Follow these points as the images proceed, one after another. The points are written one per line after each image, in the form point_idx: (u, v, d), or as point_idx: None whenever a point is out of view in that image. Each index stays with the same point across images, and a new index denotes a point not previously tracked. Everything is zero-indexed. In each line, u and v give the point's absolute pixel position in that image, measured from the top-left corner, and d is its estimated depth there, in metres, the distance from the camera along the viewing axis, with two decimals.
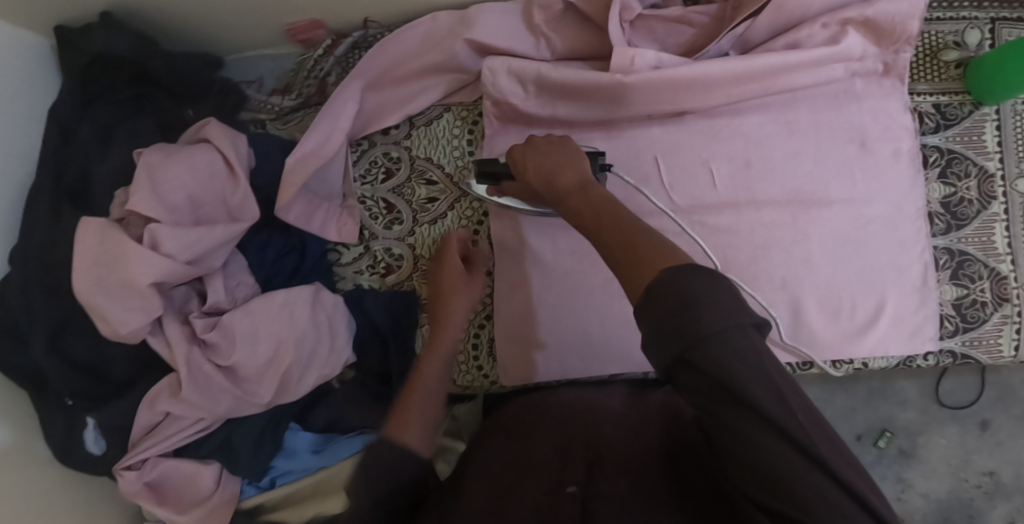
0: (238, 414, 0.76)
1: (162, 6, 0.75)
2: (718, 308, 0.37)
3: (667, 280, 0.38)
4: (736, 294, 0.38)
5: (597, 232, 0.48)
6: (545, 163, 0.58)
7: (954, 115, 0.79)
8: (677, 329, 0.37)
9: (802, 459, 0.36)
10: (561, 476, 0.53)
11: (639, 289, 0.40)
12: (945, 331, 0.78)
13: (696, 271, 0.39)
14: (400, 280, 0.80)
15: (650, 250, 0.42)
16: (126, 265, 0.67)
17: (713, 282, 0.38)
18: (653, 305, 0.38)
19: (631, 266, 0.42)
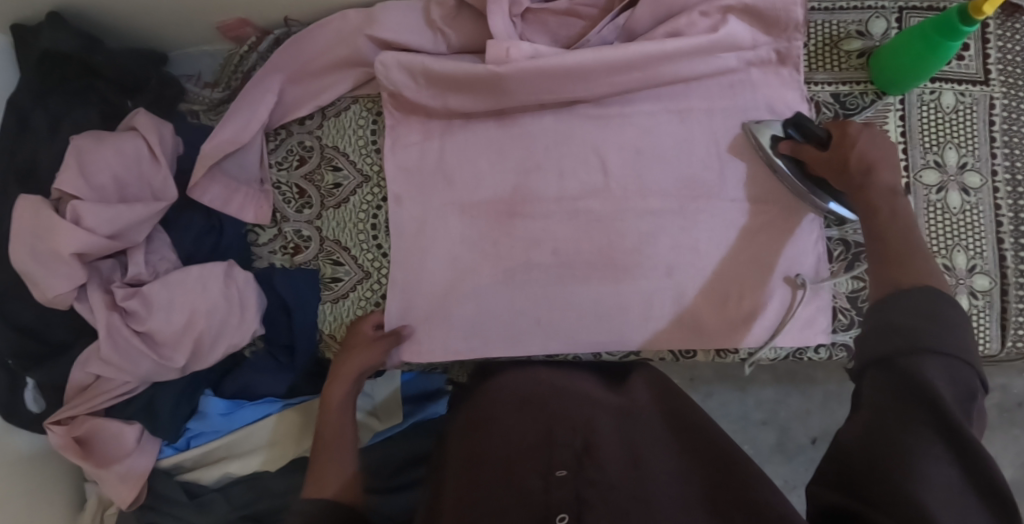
0: (157, 376, 0.84)
1: (102, 5, 0.83)
2: (908, 312, 0.51)
3: (940, 309, 0.50)
4: (955, 316, 0.50)
5: (879, 227, 0.61)
6: (873, 146, 0.65)
7: (854, 104, 0.77)
8: (912, 336, 0.48)
9: (945, 465, 0.42)
10: (550, 460, 0.57)
11: (882, 297, 0.55)
12: (839, 324, 0.77)
13: (935, 295, 0.52)
14: (307, 260, 0.85)
15: (915, 268, 0.55)
16: (54, 235, 0.75)
17: (938, 300, 0.51)
18: (896, 302, 0.52)
19: (916, 270, 0.55)
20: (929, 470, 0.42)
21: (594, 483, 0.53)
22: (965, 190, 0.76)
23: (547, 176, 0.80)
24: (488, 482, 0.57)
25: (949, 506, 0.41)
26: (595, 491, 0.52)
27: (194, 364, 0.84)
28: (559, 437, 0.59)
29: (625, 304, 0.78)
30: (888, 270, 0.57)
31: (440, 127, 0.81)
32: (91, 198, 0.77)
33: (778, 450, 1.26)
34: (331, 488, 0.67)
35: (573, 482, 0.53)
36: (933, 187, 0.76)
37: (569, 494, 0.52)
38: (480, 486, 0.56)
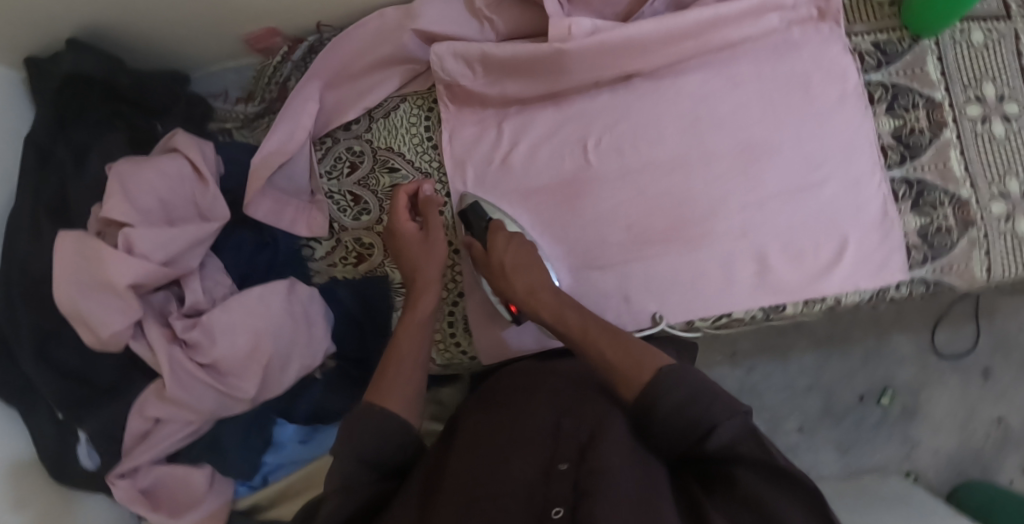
0: (224, 411, 0.78)
1: (125, 27, 0.80)
2: (673, 402, 0.55)
3: (651, 396, 0.56)
4: (709, 387, 0.56)
5: (579, 332, 0.65)
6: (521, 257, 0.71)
7: (894, 51, 0.80)
8: (692, 421, 0.54)
9: (746, 473, 0.53)
10: (552, 453, 0.56)
11: (636, 392, 0.58)
12: (914, 260, 0.79)
13: (684, 371, 0.57)
14: (373, 267, 0.82)
15: (644, 360, 0.60)
16: (105, 267, 0.70)
17: (689, 380, 0.56)
18: (647, 397, 0.57)
19: (631, 366, 0.60)
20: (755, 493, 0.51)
21: (591, 471, 0.52)
22: (1007, 119, 0.79)
23: (609, 152, 0.78)
24: (482, 466, 0.56)
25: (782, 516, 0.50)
26: (594, 477, 0.52)
27: (262, 392, 0.78)
28: (563, 427, 0.59)
29: (706, 271, 0.76)
30: (613, 373, 0.61)
31: (494, 115, 0.80)
32: (142, 224, 0.72)
33: (826, 413, 1.25)
34: (402, 400, 0.62)
35: (573, 473, 0.53)
36: (977, 119, 0.79)
37: (568, 487, 0.52)
38: (471, 466, 0.57)
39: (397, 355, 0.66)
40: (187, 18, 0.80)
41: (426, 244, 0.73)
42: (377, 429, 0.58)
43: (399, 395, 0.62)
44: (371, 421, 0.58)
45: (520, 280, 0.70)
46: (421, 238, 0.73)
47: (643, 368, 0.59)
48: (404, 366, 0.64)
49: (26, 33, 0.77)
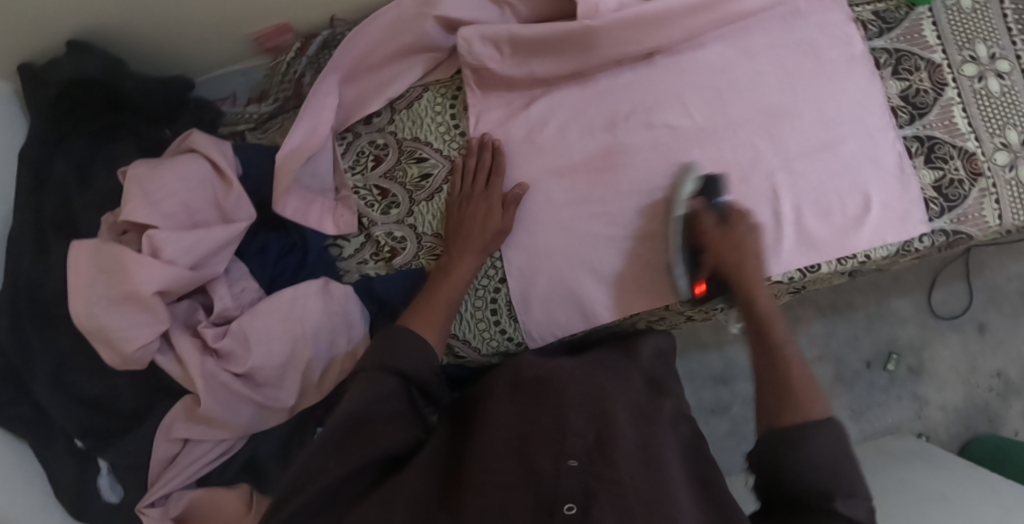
0: (260, 425, 0.74)
1: (130, 30, 0.76)
2: (825, 454, 0.55)
3: (807, 434, 0.56)
4: (851, 453, 0.56)
5: (777, 352, 0.65)
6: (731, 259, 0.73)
7: (892, 18, 0.85)
8: (836, 476, 0.54)
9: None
10: (562, 447, 0.57)
11: (789, 424, 0.58)
12: (932, 212, 0.82)
13: (839, 425, 0.57)
14: (407, 261, 0.79)
15: (806, 387, 0.61)
16: (127, 276, 0.65)
17: (843, 441, 0.56)
18: (800, 446, 0.56)
19: (807, 394, 0.60)
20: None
21: (600, 476, 0.54)
22: (1000, 75, 0.84)
23: (639, 128, 0.79)
24: (503, 465, 0.56)
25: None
26: (602, 484, 0.53)
27: (301, 401, 0.76)
28: (573, 426, 0.60)
29: None
30: (779, 403, 0.61)
31: (522, 97, 0.80)
32: (166, 227, 0.68)
33: (838, 381, 1.30)
34: (428, 325, 0.68)
35: (582, 472, 0.54)
36: (974, 78, 0.84)
37: (577, 484, 0.52)
38: (486, 462, 0.57)
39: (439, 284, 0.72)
40: (197, 18, 0.77)
41: (485, 199, 0.75)
42: (372, 384, 0.59)
43: (434, 328, 0.68)
44: (374, 378, 0.59)
45: (745, 260, 0.73)
46: (483, 187, 0.76)
47: (810, 411, 0.59)
48: (445, 301, 0.70)
49: (22, 40, 0.72)
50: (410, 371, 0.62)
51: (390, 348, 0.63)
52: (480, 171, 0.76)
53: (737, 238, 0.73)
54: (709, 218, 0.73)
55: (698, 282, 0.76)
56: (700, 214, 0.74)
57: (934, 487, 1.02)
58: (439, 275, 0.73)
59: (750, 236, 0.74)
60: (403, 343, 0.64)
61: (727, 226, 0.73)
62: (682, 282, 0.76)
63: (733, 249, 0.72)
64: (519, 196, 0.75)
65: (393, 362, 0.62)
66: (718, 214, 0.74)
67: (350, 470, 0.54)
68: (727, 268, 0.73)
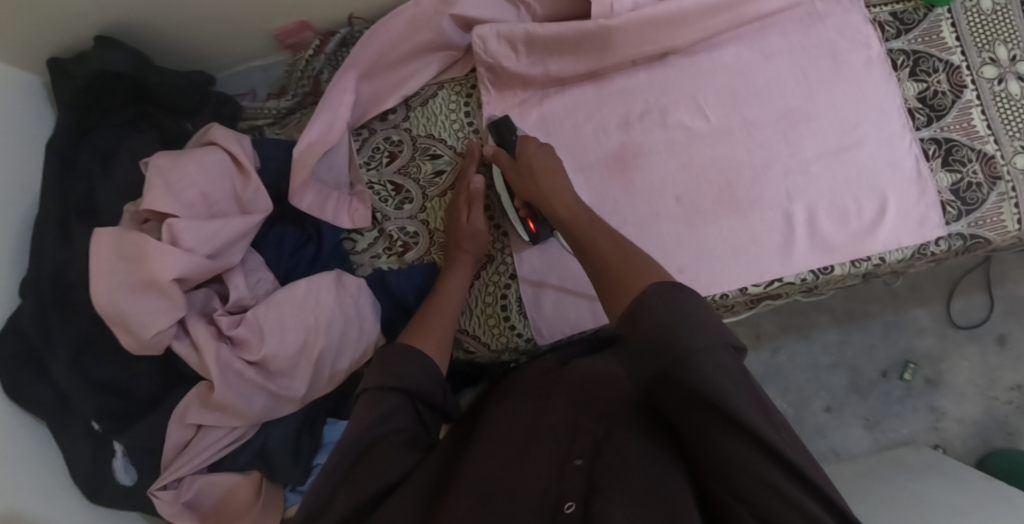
0: (272, 414, 0.75)
1: (160, 24, 0.78)
2: (700, 361, 0.46)
3: (644, 307, 0.50)
4: (694, 300, 0.50)
5: (586, 238, 0.62)
6: (543, 166, 0.70)
7: (911, 19, 0.84)
8: (673, 341, 0.47)
9: (745, 447, 0.45)
10: (569, 449, 0.56)
11: (625, 311, 0.52)
12: (950, 216, 0.81)
13: (673, 292, 0.50)
14: (419, 255, 0.80)
15: (629, 270, 0.56)
16: (149, 262, 0.67)
17: (673, 291, 0.51)
18: (637, 324, 0.50)
19: (620, 261, 0.57)
20: (745, 468, 0.44)
21: (605, 467, 0.52)
22: (1022, 78, 0.83)
23: (652, 129, 0.80)
24: (503, 467, 0.54)
25: (779, 486, 0.44)
26: (605, 474, 0.51)
27: (312, 392, 0.76)
28: (581, 424, 0.59)
29: (756, 237, 0.79)
30: (608, 292, 0.57)
31: (537, 96, 0.80)
32: (185, 216, 0.70)
33: (852, 390, 1.30)
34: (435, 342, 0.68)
35: (586, 469, 0.53)
36: (994, 80, 0.83)
37: (582, 482, 0.52)
38: (482, 460, 0.55)
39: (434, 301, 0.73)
40: (222, 12, 0.79)
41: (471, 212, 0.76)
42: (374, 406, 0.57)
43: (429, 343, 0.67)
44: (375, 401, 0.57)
45: (552, 178, 0.69)
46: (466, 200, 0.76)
47: (635, 288, 0.54)
48: (443, 321, 0.70)
49: (50, 32, 0.74)
50: (412, 387, 0.60)
51: (389, 369, 0.61)
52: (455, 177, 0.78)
53: (524, 152, 0.72)
54: (503, 155, 0.74)
55: (526, 218, 0.76)
56: (498, 155, 0.74)
57: (947, 499, 1.00)
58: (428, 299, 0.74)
59: (550, 156, 0.71)
60: (400, 362, 0.62)
61: (518, 156, 0.72)
62: (516, 226, 0.77)
63: (533, 181, 0.69)
64: (479, 192, 0.75)
65: (393, 380, 0.60)
66: (511, 149, 0.74)
67: (358, 503, 0.51)
68: (544, 191, 0.68)
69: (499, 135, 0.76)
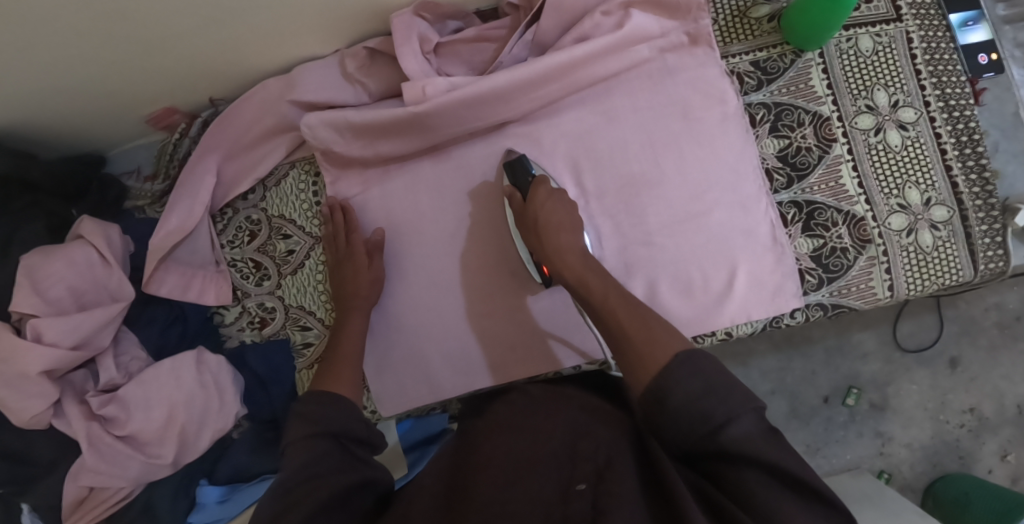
0: (149, 477, 0.82)
1: (38, 125, 0.83)
2: (686, 390, 0.49)
3: (667, 376, 0.51)
4: (723, 374, 0.50)
5: (603, 308, 0.62)
6: (556, 215, 0.71)
7: (775, 68, 0.78)
8: (705, 415, 0.48)
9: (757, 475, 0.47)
10: (570, 473, 0.54)
11: (645, 384, 0.52)
12: (809, 285, 0.76)
13: (695, 359, 0.51)
14: (275, 330, 0.85)
15: (637, 326, 0.57)
16: (18, 359, 0.75)
17: (698, 361, 0.51)
18: (658, 395, 0.50)
19: (644, 342, 0.55)
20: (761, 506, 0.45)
21: (609, 493, 0.49)
22: (902, 126, 0.76)
23: (486, 202, 0.79)
24: (508, 488, 0.54)
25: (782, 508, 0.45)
26: (610, 498, 0.48)
27: (182, 458, 0.82)
28: (577, 448, 0.57)
29: None
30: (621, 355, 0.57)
31: (377, 174, 0.82)
32: (49, 313, 0.78)
33: (792, 416, 1.21)
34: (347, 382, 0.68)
35: (589, 494, 0.50)
36: (870, 130, 0.77)
37: (587, 507, 0.49)
38: (481, 485, 0.55)
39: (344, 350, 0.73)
40: (89, 111, 0.84)
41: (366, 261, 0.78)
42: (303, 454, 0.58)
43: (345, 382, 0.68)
44: (303, 447, 0.58)
45: (558, 236, 0.69)
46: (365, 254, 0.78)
47: (653, 366, 0.53)
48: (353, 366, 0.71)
49: None
50: (336, 429, 0.61)
51: (313, 412, 0.62)
52: (339, 233, 0.79)
53: (534, 217, 0.71)
54: (518, 196, 0.74)
55: (541, 265, 0.73)
56: (512, 195, 0.74)
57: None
58: (336, 338, 0.74)
59: (558, 210, 0.71)
60: (324, 408, 0.63)
61: (528, 203, 0.72)
62: (529, 267, 0.75)
63: (535, 235, 0.71)
64: (378, 243, 0.78)
65: (319, 425, 0.61)
66: (527, 192, 0.74)
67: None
68: (552, 255, 0.69)
69: (512, 171, 0.76)
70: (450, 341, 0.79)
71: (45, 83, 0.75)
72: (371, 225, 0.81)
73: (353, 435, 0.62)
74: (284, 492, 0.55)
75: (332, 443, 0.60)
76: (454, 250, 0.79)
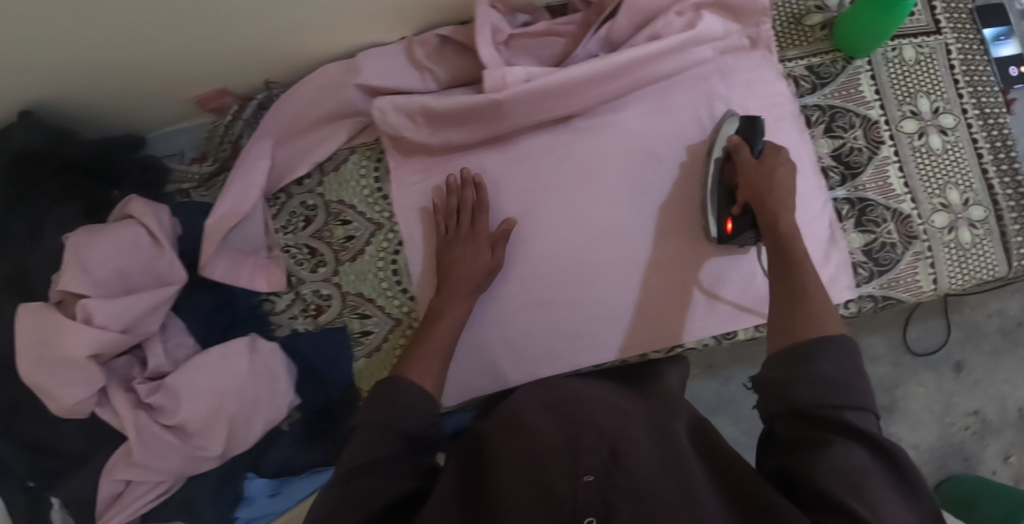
0: (190, 471, 0.79)
1: (82, 100, 0.80)
2: (832, 371, 0.57)
3: (821, 349, 0.59)
4: (859, 375, 0.57)
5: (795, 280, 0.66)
6: (781, 177, 0.72)
7: (827, 73, 0.82)
8: (843, 393, 0.55)
9: (863, 452, 0.52)
10: (574, 464, 0.51)
11: (797, 343, 0.61)
12: (860, 278, 0.80)
13: (844, 352, 0.58)
14: (332, 318, 0.83)
15: (823, 310, 0.63)
16: (62, 341, 0.71)
17: (847, 357, 0.58)
18: (809, 350, 0.59)
19: (820, 314, 0.62)
20: (860, 468, 0.51)
21: (621, 490, 0.48)
22: (943, 131, 0.82)
23: (693, 160, 0.80)
24: (518, 477, 0.53)
25: (882, 490, 0.50)
26: (623, 499, 0.48)
27: (230, 449, 0.79)
28: (580, 437, 0.54)
29: (656, 301, 0.79)
30: (795, 319, 0.63)
31: (440, 162, 0.82)
32: (97, 294, 0.74)
33: None
34: (425, 370, 0.67)
35: (601, 487, 0.49)
36: (915, 134, 0.81)
37: (596, 501, 0.48)
38: (501, 467, 0.55)
39: (438, 326, 0.72)
40: (143, 90, 0.82)
41: (479, 247, 0.76)
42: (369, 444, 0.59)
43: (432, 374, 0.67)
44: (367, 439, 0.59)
45: (787, 198, 0.71)
46: (475, 239, 0.76)
47: (812, 331, 0.61)
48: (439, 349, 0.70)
49: None
50: (409, 425, 0.61)
51: (389, 405, 0.62)
52: (465, 210, 0.78)
53: (771, 167, 0.72)
54: (745, 150, 0.74)
55: (728, 219, 0.75)
56: (740, 146, 0.74)
57: None
58: (431, 317, 0.73)
59: (788, 175, 0.72)
60: (404, 400, 0.63)
61: (764, 161, 0.73)
62: (712, 218, 0.76)
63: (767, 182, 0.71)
64: (505, 234, 0.77)
65: (393, 419, 0.61)
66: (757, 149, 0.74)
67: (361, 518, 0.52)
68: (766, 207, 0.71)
69: (748, 127, 0.75)
70: (515, 329, 0.79)
71: (109, 61, 0.74)
72: (481, 215, 0.79)
73: (423, 439, 0.63)
74: (354, 476, 0.56)
75: (398, 436, 0.60)
76: (520, 237, 0.79)
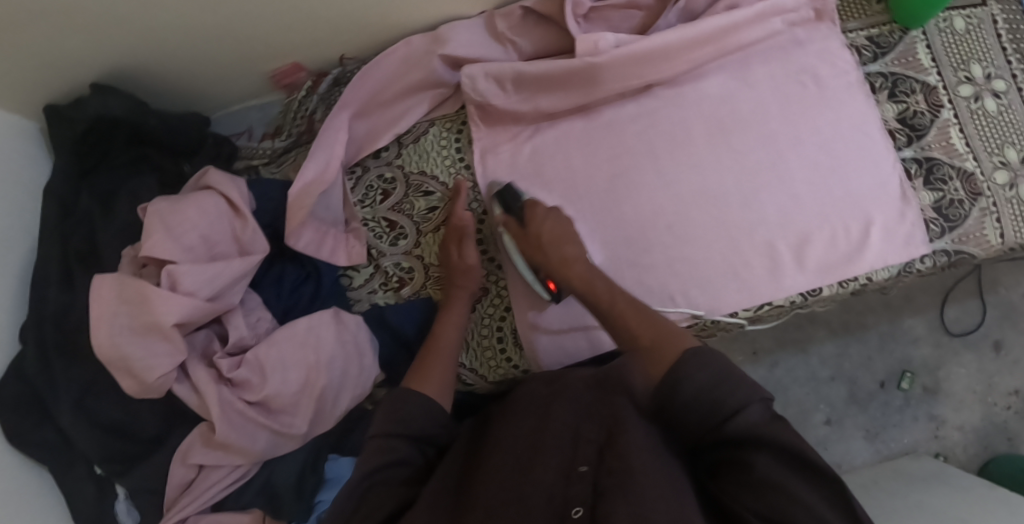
0: (275, 452, 0.75)
1: (151, 68, 0.79)
2: (697, 385, 0.55)
3: (674, 373, 0.57)
4: (733, 373, 0.56)
5: (613, 312, 0.68)
6: (552, 230, 0.74)
7: (887, 42, 0.86)
8: (719, 402, 0.54)
9: (770, 457, 0.51)
10: (573, 454, 0.54)
11: (661, 375, 0.58)
12: (933, 233, 0.83)
13: (705, 354, 0.57)
14: (415, 290, 0.83)
15: (660, 337, 0.62)
16: (149, 309, 0.67)
17: (709, 360, 0.57)
18: (669, 383, 0.56)
19: (654, 342, 0.62)
20: (769, 479, 0.50)
21: (612, 474, 0.50)
22: (997, 95, 0.85)
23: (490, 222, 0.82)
24: (510, 478, 0.53)
25: (792, 484, 0.50)
26: (613, 481, 0.49)
27: (314, 428, 0.76)
28: (581, 428, 0.56)
29: (748, 260, 0.80)
30: (645, 356, 0.62)
31: (527, 130, 0.84)
32: (182, 261, 0.71)
33: (851, 402, 1.27)
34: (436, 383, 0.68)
35: (593, 476, 0.50)
36: (971, 98, 0.85)
37: (588, 491, 0.49)
38: (498, 468, 0.55)
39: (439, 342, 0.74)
40: (215, 62, 0.81)
41: (464, 241, 0.78)
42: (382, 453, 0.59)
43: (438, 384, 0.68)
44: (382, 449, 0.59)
45: (566, 247, 0.73)
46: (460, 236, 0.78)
47: (669, 360, 0.59)
48: (442, 363, 0.72)
49: (47, 80, 0.75)
50: (415, 432, 0.62)
51: (397, 416, 0.62)
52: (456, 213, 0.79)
53: (537, 232, 0.74)
54: (512, 222, 0.77)
55: (547, 281, 0.76)
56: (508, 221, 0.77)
57: (935, 493, 0.95)
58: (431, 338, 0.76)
59: (557, 225, 0.75)
60: (411, 406, 0.63)
61: (528, 224, 0.75)
62: (535, 286, 0.77)
63: (540, 251, 0.73)
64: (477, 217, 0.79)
65: (399, 426, 0.61)
66: (521, 214, 0.77)
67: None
68: (554, 263, 0.73)
69: (501, 199, 0.78)
70: None
71: (194, 27, 0.73)
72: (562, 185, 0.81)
73: (431, 441, 0.64)
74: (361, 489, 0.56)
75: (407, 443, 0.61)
76: (607, 203, 0.80)
